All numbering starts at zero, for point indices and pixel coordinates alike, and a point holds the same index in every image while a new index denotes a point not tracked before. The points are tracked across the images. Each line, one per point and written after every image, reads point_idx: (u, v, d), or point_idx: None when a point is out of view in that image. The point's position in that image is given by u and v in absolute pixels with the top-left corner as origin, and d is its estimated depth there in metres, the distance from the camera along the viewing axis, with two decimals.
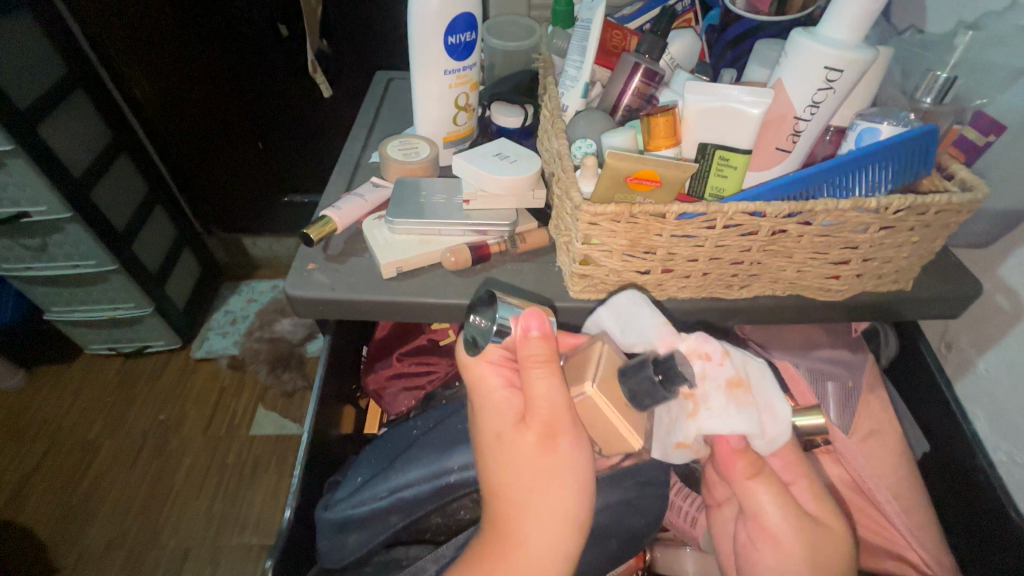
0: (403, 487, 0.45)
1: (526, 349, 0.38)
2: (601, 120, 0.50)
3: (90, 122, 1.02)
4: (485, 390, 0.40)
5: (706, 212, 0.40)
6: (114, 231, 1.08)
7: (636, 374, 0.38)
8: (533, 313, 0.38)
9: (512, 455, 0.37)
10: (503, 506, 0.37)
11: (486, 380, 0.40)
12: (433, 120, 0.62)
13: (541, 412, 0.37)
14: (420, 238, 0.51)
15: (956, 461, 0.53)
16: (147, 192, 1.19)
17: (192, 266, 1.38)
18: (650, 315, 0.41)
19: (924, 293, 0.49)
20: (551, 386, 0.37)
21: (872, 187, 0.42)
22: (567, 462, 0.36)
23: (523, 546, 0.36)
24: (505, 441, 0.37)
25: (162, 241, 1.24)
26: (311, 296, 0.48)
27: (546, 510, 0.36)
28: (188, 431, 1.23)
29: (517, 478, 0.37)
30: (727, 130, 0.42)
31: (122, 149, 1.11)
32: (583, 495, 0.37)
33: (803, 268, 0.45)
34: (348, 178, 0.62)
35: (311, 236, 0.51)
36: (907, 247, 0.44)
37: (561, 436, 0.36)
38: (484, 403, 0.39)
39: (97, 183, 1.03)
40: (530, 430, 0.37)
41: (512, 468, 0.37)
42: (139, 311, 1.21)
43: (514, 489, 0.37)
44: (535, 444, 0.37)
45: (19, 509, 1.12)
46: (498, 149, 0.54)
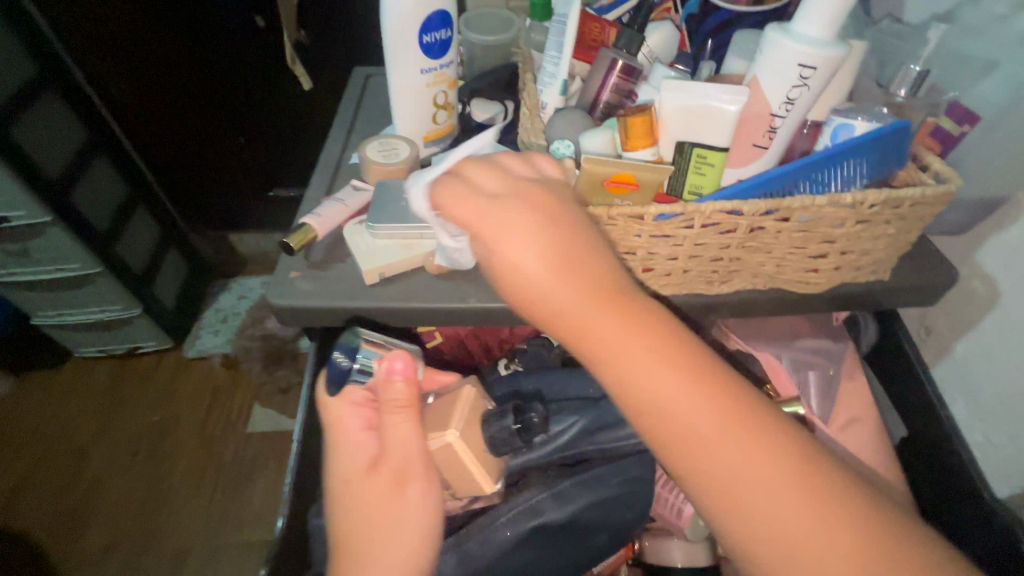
0: None
1: (389, 392, 0.44)
2: (580, 119, 0.49)
3: (63, 121, 1.00)
4: (339, 437, 0.45)
5: (683, 212, 0.40)
6: (97, 232, 1.07)
7: (497, 424, 0.45)
8: (399, 357, 0.45)
9: (365, 501, 0.42)
10: (349, 554, 0.41)
11: (345, 430, 0.45)
12: (411, 120, 0.61)
13: (397, 456, 0.43)
14: (445, 264, 0.50)
15: (933, 442, 0.54)
16: (129, 191, 1.16)
17: (180, 265, 1.36)
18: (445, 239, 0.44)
19: (900, 283, 0.50)
20: (409, 433, 0.44)
21: (847, 182, 0.42)
22: (418, 506, 0.42)
23: None
24: (357, 487, 0.43)
25: (145, 242, 1.22)
26: (294, 305, 0.48)
27: (390, 554, 0.40)
28: (184, 432, 1.24)
29: (364, 525, 0.42)
30: (703, 129, 0.42)
31: (100, 148, 1.08)
32: (425, 541, 0.41)
33: (782, 263, 0.46)
34: (327, 181, 0.61)
35: (291, 244, 0.50)
36: (883, 240, 0.44)
37: (409, 484, 0.42)
38: (341, 444, 0.45)
39: (75, 185, 1.02)
40: (382, 477, 0.43)
41: (366, 510, 0.42)
42: (127, 312, 1.21)
43: (363, 537, 0.41)
44: (387, 489, 0.42)
45: (16, 515, 1.13)
46: (478, 150, 0.53)
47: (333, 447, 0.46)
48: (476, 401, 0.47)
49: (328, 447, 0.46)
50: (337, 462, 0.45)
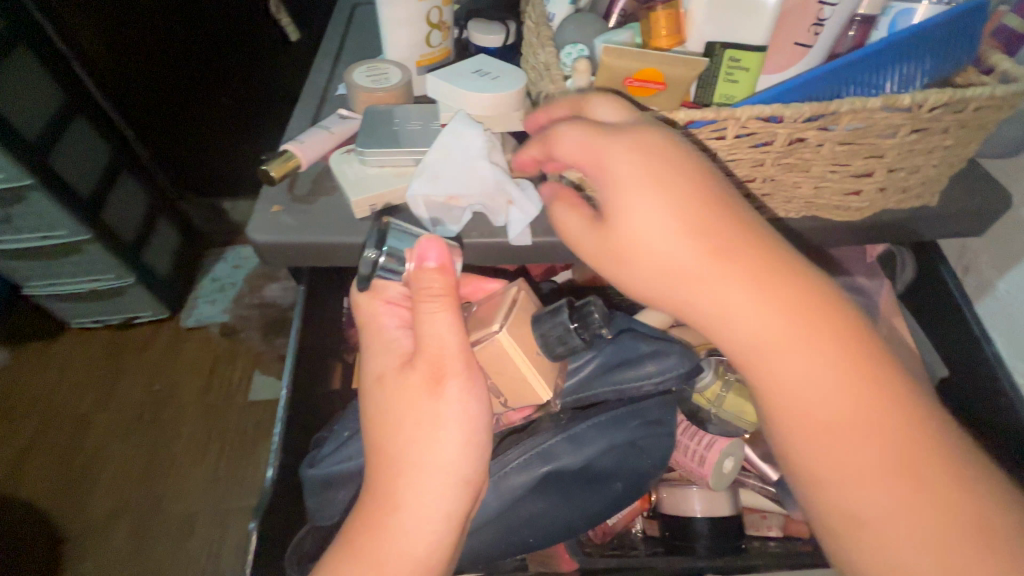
0: None
1: (420, 280, 0.37)
2: (593, 23, 0.43)
3: (36, 79, 0.89)
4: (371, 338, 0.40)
5: (716, 118, 0.35)
6: (81, 197, 1.00)
7: (551, 321, 0.39)
8: (431, 242, 0.38)
9: (398, 402, 0.37)
10: (382, 459, 0.37)
11: (377, 328, 0.40)
12: (403, 41, 0.55)
13: (431, 348, 0.37)
14: (446, 197, 0.43)
15: (971, 386, 0.51)
16: (112, 155, 1.07)
17: (172, 236, 1.29)
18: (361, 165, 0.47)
19: (948, 209, 0.45)
20: (443, 323, 0.37)
21: (904, 82, 0.37)
22: (455, 408, 0.36)
23: (403, 511, 0.35)
24: (387, 387, 0.38)
25: (135, 207, 1.15)
26: (277, 241, 0.43)
27: (426, 455, 0.36)
28: (185, 399, 1.21)
29: (400, 428, 0.36)
30: (738, 24, 0.37)
31: (79, 108, 0.98)
32: (470, 452, 0.36)
33: (821, 184, 0.41)
34: (313, 113, 0.55)
35: (271, 174, 0.45)
36: (938, 153, 0.39)
37: (447, 380, 0.36)
38: (376, 342, 0.40)
39: (56, 145, 0.94)
40: (415, 377, 0.37)
41: (397, 413, 0.37)
42: (121, 281, 1.16)
43: (394, 443, 0.36)
44: (420, 389, 0.37)
45: (22, 483, 1.11)
46: (478, 66, 0.48)
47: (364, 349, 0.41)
48: (527, 298, 0.41)
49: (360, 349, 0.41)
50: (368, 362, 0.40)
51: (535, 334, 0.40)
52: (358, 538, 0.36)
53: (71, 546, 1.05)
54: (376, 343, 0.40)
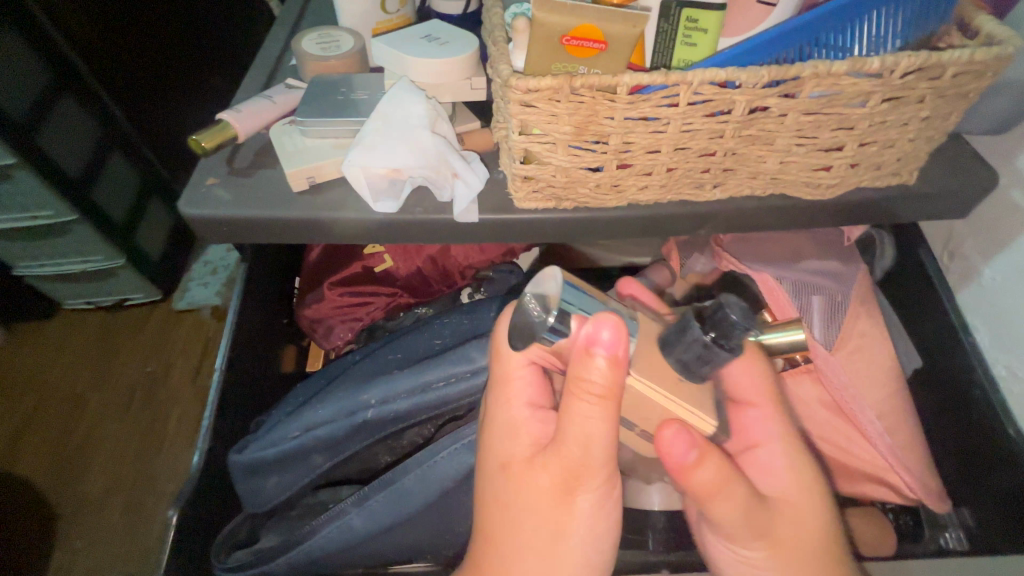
0: (316, 425, 0.42)
1: (586, 371, 0.31)
2: None
3: (22, 57, 0.83)
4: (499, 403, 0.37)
5: (666, 82, 0.32)
6: (70, 178, 0.94)
7: (681, 341, 0.34)
8: (610, 321, 0.31)
9: (524, 494, 0.35)
10: (490, 543, 0.36)
11: (505, 400, 0.37)
12: (356, 6, 0.51)
13: (570, 450, 0.33)
14: (387, 169, 0.40)
15: (946, 377, 0.48)
16: (101, 134, 1.00)
17: (165, 218, 1.22)
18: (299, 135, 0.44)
19: (928, 189, 0.42)
20: (595, 423, 0.32)
21: (876, 42, 0.34)
22: (586, 514, 0.34)
23: None
24: (515, 478, 0.35)
25: (126, 188, 1.08)
26: (210, 215, 0.41)
27: (542, 565, 0.35)
28: (178, 381, 1.19)
29: (515, 526, 0.35)
30: None
31: (65, 86, 0.91)
32: (593, 567, 0.35)
33: (787, 159, 0.38)
34: (261, 82, 0.52)
35: (202, 146, 0.43)
36: (913, 125, 0.36)
37: (582, 491, 0.34)
38: (498, 417, 0.37)
39: (41, 123, 0.87)
40: (548, 475, 0.34)
41: (522, 507, 0.35)
42: (112, 262, 1.10)
43: (507, 535, 0.35)
44: (552, 491, 0.34)
45: (14, 463, 1.09)
46: (428, 31, 0.45)
47: (485, 417, 0.38)
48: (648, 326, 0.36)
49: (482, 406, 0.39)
50: (489, 438, 0.37)
51: (670, 360, 0.35)
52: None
53: (64, 525, 1.03)
54: (497, 417, 0.37)
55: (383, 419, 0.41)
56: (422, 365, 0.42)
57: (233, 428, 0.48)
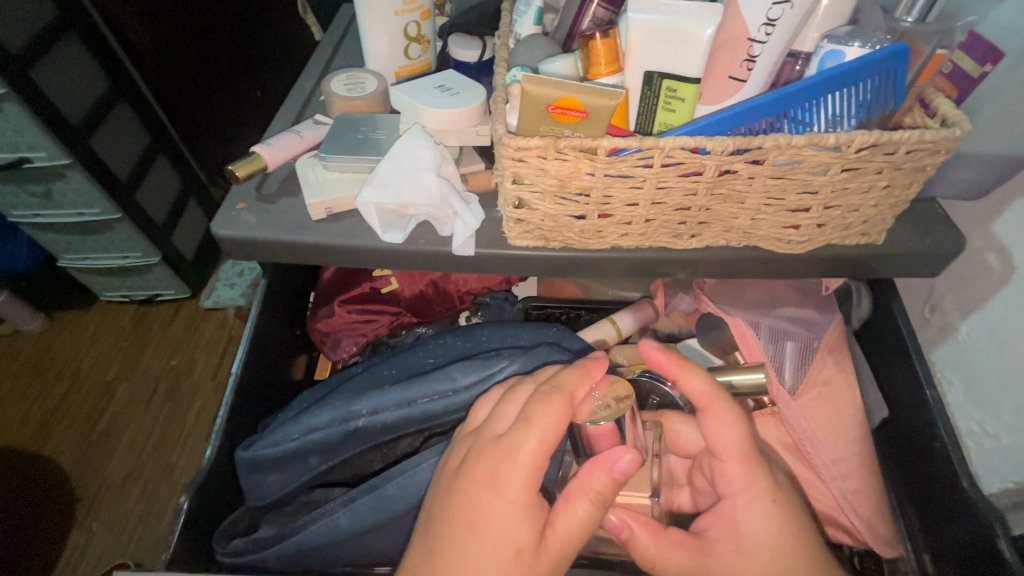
0: (314, 429, 0.46)
1: (597, 479, 0.38)
2: (543, 46, 0.44)
3: (83, 69, 0.94)
4: (512, 477, 0.36)
5: (641, 146, 0.36)
6: (117, 179, 1.02)
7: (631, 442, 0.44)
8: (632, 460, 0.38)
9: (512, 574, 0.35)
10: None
11: (525, 481, 0.36)
12: (382, 52, 0.57)
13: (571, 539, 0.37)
14: (397, 205, 0.45)
15: (917, 428, 0.50)
16: (149, 142, 1.10)
17: (199, 220, 1.30)
18: (320, 168, 0.49)
19: (897, 248, 0.44)
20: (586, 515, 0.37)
21: (833, 121, 0.37)
22: None
23: None
24: (522, 565, 0.35)
25: (166, 192, 1.17)
26: (238, 236, 0.46)
27: None
28: (198, 376, 1.26)
29: None
30: (673, 56, 0.37)
31: (122, 96, 1.02)
32: None
33: (757, 216, 0.41)
34: (294, 116, 0.58)
35: (236, 174, 0.48)
36: (875, 193, 0.39)
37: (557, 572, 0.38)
38: (510, 498, 0.36)
39: (97, 130, 0.97)
40: (543, 562, 0.36)
41: None
42: (147, 260, 1.18)
43: None
44: (541, 574, 0.36)
45: (42, 443, 1.17)
46: (441, 81, 0.50)
47: (493, 490, 0.36)
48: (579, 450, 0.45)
49: (480, 469, 0.36)
50: (500, 516, 0.35)
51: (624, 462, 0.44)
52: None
53: (82, 505, 1.10)
54: (506, 498, 0.36)
55: (374, 428, 0.45)
56: (409, 382, 0.46)
57: (244, 426, 0.53)
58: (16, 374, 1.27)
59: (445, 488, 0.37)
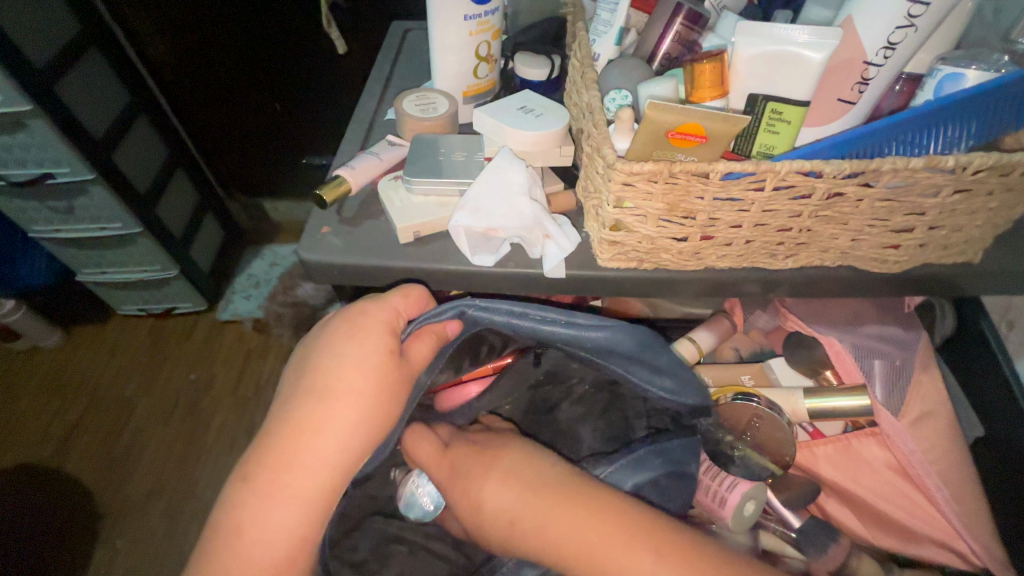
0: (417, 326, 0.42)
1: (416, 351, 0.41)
2: (637, 68, 0.45)
3: (106, 80, 0.95)
4: (374, 336, 0.39)
5: (755, 171, 0.36)
6: (137, 193, 1.02)
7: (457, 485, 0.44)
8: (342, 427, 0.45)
9: (359, 423, 0.37)
10: (298, 459, 0.36)
11: (378, 339, 0.39)
12: (452, 73, 0.57)
13: (414, 366, 0.40)
14: (485, 228, 0.44)
15: (1006, 446, 0.49)
16: (166, 154, 1.11)
17: (214, 230, 1.31)
18: (405, 190, 0.49)
19: (990, 266, 0.44)
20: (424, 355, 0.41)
21: (949, 143, 0.37)
22: (385, 420, 0.39)
23: (290, 469, 0.36)
24: (383, 366, 0.38)
25: (183, 203, 1.18)
26: (325, 261, 0.46)
27: (329, 444, 0.36)
28: (218, 390, 1.24)
29: (350, 396, 0.37)
30: (780, 80, 0.37)
31: (143, 110, 1.04)
32: (352, 457, 0.37)
33: (858, 237, 0.41)
34: (362, 137, 0.58)
35: (324, 199, 0.48)
36: (982, 214, 0.39)
37: (397, 396, 0.39)
38: (373, 317, 0.40)
39: (119, 145, 0.97)
40: (399, 374, 0.39)
41: (362, 387, 0.38)
42: (165, 273, 1.17)
43: (336, 413, 0.37)
44: (388, 386, 0.38)
45: (63, 461, 1.14)
46: (522, 102, 0.50)
47: (361, 311, 0.41)
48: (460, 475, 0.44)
49: (342, 332, 0.40)
50: (368, 322, 0.40)
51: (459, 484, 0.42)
52: (246, 501, 0.36)
53: (105, 523, 1.07)
54: (369, 318, 0.40)
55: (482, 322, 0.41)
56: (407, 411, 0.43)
57: None
58: (36, 390, 1.25)
59: (310, 344, 0.41)
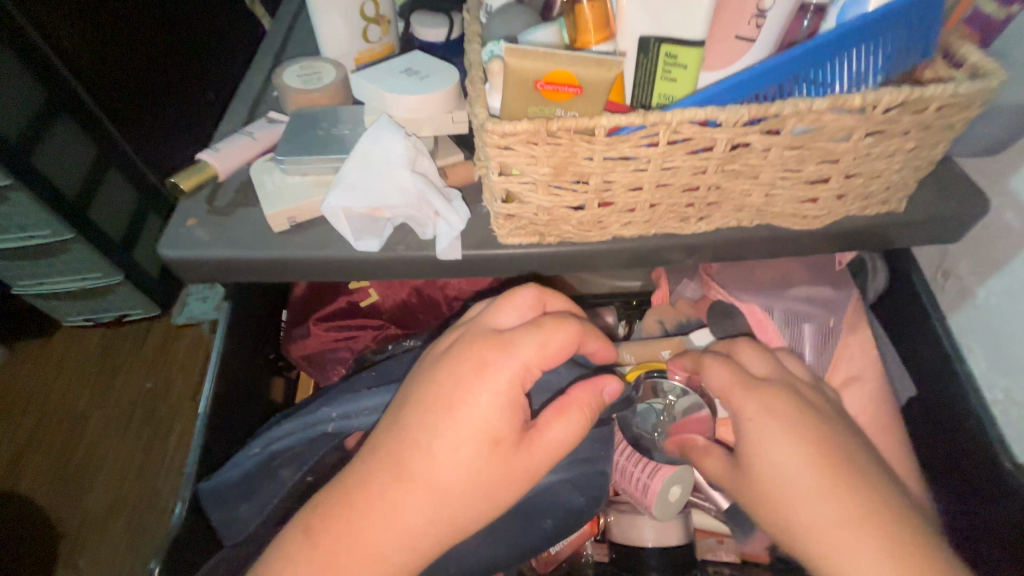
0: (276, 440, 0.40)
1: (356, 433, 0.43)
2: (522, 18, 0.39)
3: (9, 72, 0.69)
4: (491, 400, 0.31)
5: (644, 123, 0.32)
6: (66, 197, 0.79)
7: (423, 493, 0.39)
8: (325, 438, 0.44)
9: (452, 503, 0.31)
10: (380, 534, 0.31)
11: (495, 411, 0.31)
12: (339, 38, 0.51)
13: (541, 453, 0.32)
14: (367, 208, 0.39)
15: None
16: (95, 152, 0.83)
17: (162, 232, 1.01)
18: (277, 173, 0.43)
19: (919, 214, 0.41)
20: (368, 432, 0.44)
21: (857, 79, 0.33)
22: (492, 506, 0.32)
23: (359, 540, 0.31)
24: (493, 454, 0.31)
25: (122, 199, 0.90)
26: (189, 257, 0.40)
27: (411, 523, 0.31)
28: (178, 397, 1.07)
29: (447, 475, 0.30)
30: (673, 18, 0.33)
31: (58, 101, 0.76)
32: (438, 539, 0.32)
33: (772, 192, 0.37)
34: (245, 117, 0.52)
35: (181, 186, 0.43)
36: (900, 157, 0.35)
37: (512, 485, 0.32)
38: (480, 382, 0.31)
39: (38, 144, 0.73)
40: (519, 462, 0.31)
41: (460, 471, 0.30)
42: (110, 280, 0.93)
43: (432, 490, 0.31)
44: (492, 475, 0.31)
45: (15, 482, 0.98)
46: (407, 64, 0.44)
47: (473, 363, 0.32)
48: None
49: (447, 386, 0.31)
50: (478, 393, 0.31)
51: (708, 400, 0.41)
52: None
53: (63, 545, 0.93)
54: (475, 383, 0.31)
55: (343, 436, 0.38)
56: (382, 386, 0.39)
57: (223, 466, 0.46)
58: None
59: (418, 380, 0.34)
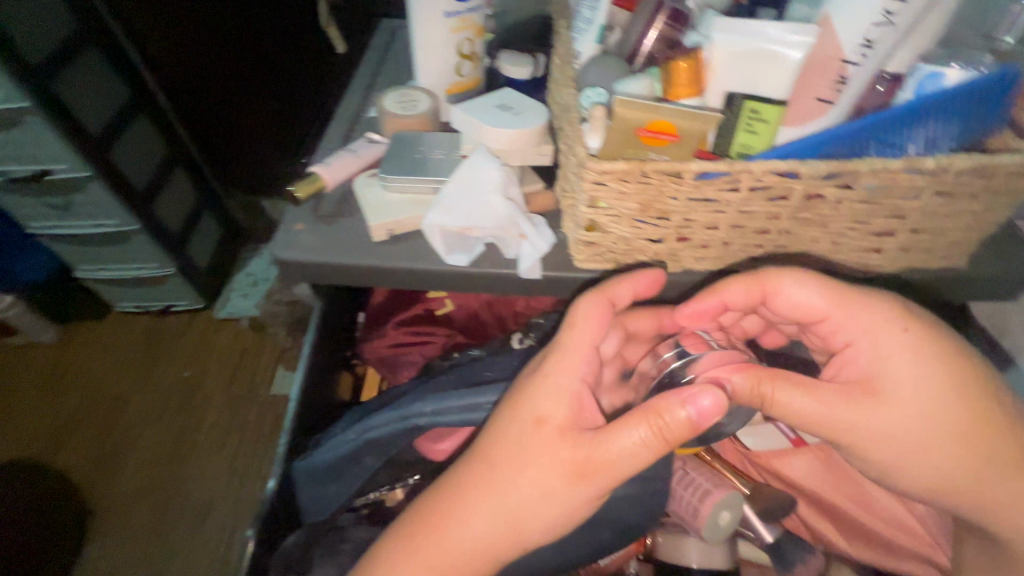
0: (370, 428, 0.43)
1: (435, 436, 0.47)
2: (616, 68, 0.44)
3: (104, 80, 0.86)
4: (551, 399, 0.36)
5: (730, 170, 0.35)
6: (135, 188, 0.92)
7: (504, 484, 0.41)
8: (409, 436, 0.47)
9: (522, 499, 0.35)
10: (460, 526, 0.35)
11: (553, 409, 0.36)
12: (435, 71, 0.57)
13: (600, 457, 0.34)
14: (460, 227, 0.44)
15: None
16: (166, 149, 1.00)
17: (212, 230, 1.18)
18: (379, 188, 0.48)
19: (980, 271, 0.43)
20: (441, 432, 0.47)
21: (929, 145, 0.36)
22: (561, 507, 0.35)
23: (444, 531, 0.35)
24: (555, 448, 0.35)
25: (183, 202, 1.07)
26: (295, 258, 0.45)
27: (489, 517, 0.35)
28: (212, 389, 1.12)
29: (517, 471, 0.35)
30: (760, 78, 0.37)
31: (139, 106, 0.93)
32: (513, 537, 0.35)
33: (839, 240, 0.40)
34: (343, 136, 0.57)
35: (299, 195, 0.48)
36: (966, 217, 0.38)
37: (580, 484, 0.35)
38: (544, 386, 0.37)
39: (118, 140, 0.88)
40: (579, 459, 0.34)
41: (529, 467, 0.35)
42: (161, 271, 1.06)
43: (504, 484, 0.35)
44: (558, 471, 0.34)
45: (56, 455, 1.04)
46: (501, 99, 0.49)
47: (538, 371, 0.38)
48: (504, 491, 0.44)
49: (517, 393, 0.37)
50: (539, 395, 0.36)
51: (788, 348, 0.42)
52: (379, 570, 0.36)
53: (94, 522, 0.97)
54: (539, 388, 0.37)
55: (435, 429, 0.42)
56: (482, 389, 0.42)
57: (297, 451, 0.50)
58: (21, 388, 1.13)
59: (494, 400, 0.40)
